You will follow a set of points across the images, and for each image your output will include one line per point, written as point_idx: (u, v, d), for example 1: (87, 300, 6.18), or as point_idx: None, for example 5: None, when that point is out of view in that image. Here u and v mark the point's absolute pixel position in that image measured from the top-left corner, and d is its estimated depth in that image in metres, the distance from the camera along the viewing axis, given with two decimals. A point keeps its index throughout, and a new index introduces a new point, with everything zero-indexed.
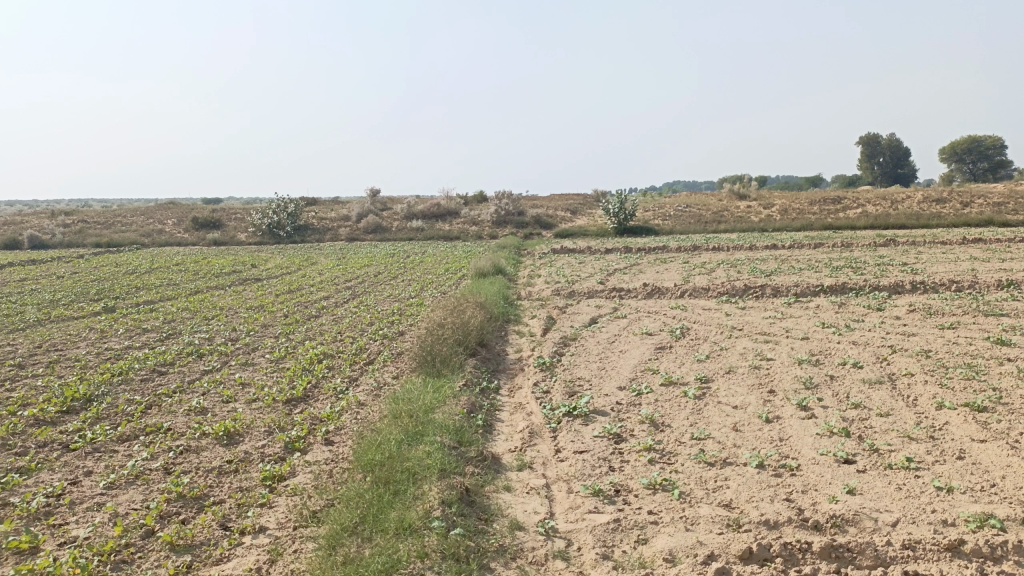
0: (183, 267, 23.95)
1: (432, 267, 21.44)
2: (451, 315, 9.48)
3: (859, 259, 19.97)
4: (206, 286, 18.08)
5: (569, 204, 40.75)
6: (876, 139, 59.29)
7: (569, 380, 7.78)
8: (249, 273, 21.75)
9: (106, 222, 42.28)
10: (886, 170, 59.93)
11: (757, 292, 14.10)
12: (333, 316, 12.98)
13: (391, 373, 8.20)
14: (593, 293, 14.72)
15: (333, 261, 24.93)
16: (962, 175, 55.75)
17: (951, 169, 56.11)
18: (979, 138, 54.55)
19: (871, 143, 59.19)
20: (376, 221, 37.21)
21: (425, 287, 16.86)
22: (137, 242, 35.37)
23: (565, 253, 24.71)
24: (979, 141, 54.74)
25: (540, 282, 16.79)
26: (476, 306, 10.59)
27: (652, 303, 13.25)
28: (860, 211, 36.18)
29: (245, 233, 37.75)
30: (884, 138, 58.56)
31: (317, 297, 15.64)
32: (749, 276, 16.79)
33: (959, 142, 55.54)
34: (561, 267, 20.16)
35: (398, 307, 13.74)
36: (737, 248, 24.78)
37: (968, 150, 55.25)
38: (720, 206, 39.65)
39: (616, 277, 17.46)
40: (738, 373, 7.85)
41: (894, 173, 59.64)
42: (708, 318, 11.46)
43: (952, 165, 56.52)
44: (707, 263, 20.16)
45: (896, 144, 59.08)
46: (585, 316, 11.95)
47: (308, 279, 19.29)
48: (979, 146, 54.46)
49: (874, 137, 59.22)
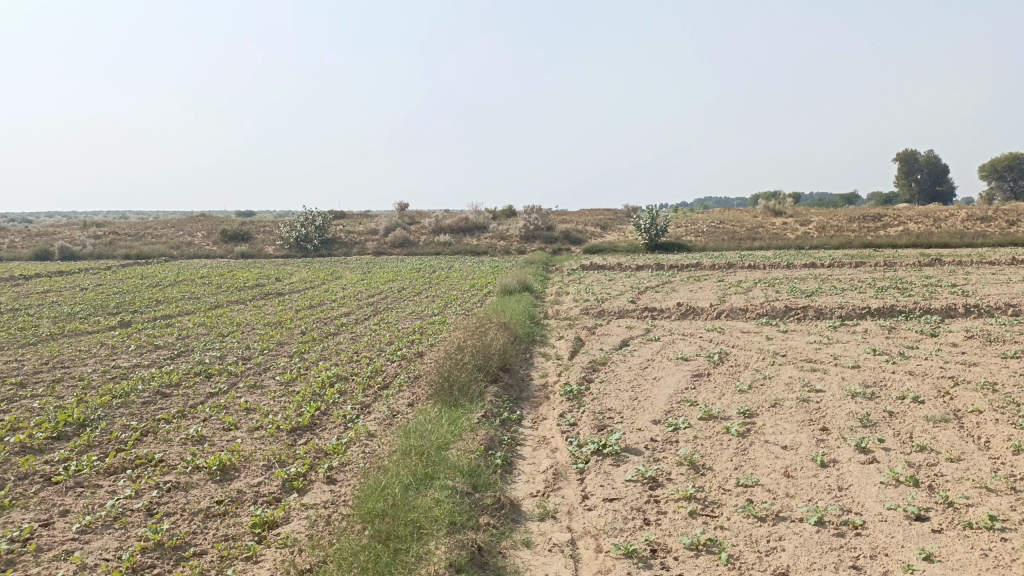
0: (207, 280, 23.74)
1: (458, 283, 20.93)
2: (474, 337, 8.87)
3: (905, 280, 19.02)
4: (226, 300, 17.74)
5: (599, 220, 40.12)
6: (914, 155, 57.89)
7: (599, 411, 7.12)
8: (272, 286, 21.44)
9: (137, 233, 42.58)
10: (924, 188, 58.40)
11: (798, 314, 13.31)
12: (352, 334, 12.47)
13: (407, 400, 7.61)
14: (624, 313, 14.04)
15: (358, 275, 24.55)
16: (1003, 193, 54.13)
17: (992, 187, 54.50)
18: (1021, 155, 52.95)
19: (908, 159, 57.82)
20: (404, 235, 36.89)
21: (450, 304, 16.31)
22: (166, 254, 35.47)
23: (594, 269, 24.08)
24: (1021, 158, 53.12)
25: (568, 300, 16.15)
26: (500, 327, 9.98)
27: (687, 325, 12.55)
28: (900, 229, 35.04)
29: (273, 246, 37.66)
30: (922, 155, 57.12)
31: (338, 313, 15.18)
32: (788, 296, 15.98)
33: (999, 159, 53.94)
34: (590, 284, 19.51)
35: (420, 326, 13.18)
36: (773, 267, 23.93)
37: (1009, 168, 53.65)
38: (754, 223, 38.69)
39: (647, 296, 16.76)
40: (786, 407, 7.13)
41: (932, 190, 58.14)
42: (748, 343, 10.73)
43: (993, 183, 54.91)
44: (743, 282, 19.36)
45: (935, 162, 57.58)
46: (616, 338, 11.28)
47: (330, 294, 18.86)
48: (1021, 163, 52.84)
49: (912, 154, 57.83)
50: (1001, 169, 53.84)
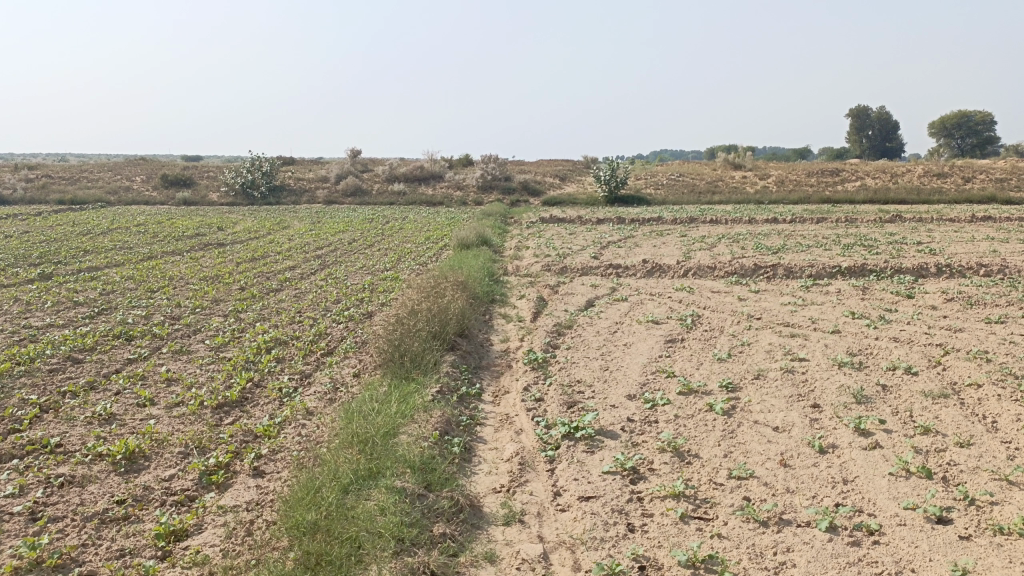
0: (143, 229, 22.33)
1: (412, 235, 19.95)
2: (427, 297, 8.03)
3: (869, 237, 18.66)
4: (161, 251, 16.48)
5: (558, 171, 39.22)
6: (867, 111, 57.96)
7: (567, 385, 6.40)
8: (213, 236, 20.17)
9: (71, 178, 40.25)
10: (876, 144, 58.70)
11: (768, 272, 12.74)
12: (296, 291, 11.51)
13: (352, 372, 6.78)
14: (587, 270, 13.32)
15: (306, 226, 23.36)
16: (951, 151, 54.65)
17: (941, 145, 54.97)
18: (970, 113, 53.33)
19: (862, 116, 57.90)
20: (356, 184, 35.51)
21: (403, 258, 15.38)
22: (102, 199, 33.56)
23: (554, 222, 23.32)
24: (970, 116, 53.53)
25: (529, 255, 15.35)
26: (456, 286, 9.13)
27: (655, 283, 11.88)
28: (858, 185, 34.90)
29: (218, 193, 35.95)
30: (875, 112, 57.26)
31: (283, 267, 14.15)
32: (755, 253, 15.42)
33: (948, 117, 54.25)
34: (550, 237, 18.74)
35: (371, 282, 12.28)
36: (735, 221, 23.44)
37: (958, 125, 54.08)
38: (714, 176, 38.19)
39: (610, 252, 16.07)
40: (771, 379, 6.50)
41: (884, 147, 58.47)
42: (720, 304, 10.09)
43: (941, 141, 55.39)
44: (707, 237, 18.79)
45: (888, 118, 57.74)
46: (581, 298, 10.55)
47: (276, 246, 17.75)
48: (969, 121, 53.28)
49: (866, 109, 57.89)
50: (951, 127, 54.22)
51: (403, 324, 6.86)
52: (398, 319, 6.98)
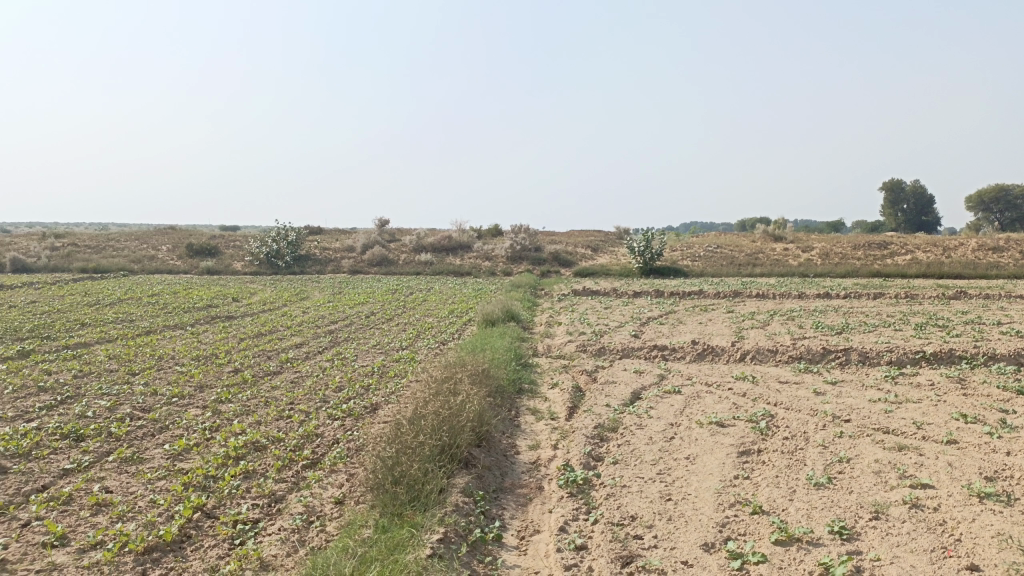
0: (155, 299, 21.28)
1: (435, 308, 18.56)
2: (436, 394, 6.45)
3: (938, 316, 16.82)
4: (162, 325, 15.20)
5: (590, 241, 38.00)
6: (901, 184, 56.33)
7: (618, 524, 4.75)
8: (224, 308, 18.93)
9: (97, 246, 39.87)
10: (911, 217, 56.80)
11: (840, 358, 11.01)
12: (294, 375, 10.03)
13: (334, 498, 5.19)
14: (628, 352, 11.71)
15: (325, 297, 22.13)
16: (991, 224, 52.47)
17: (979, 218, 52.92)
18: (1008, 186, 51.24)
19: (896, 188, 56.27)
20: (382, 253, 34.54)
21: (422, 336, 13.92)
22: (124, 269, 32.86)
23: (588, 295, 21.82)
24: (1008, 189, 51.37)
25: (562, 333, 13.81)
26: (475, 376, 7.56)
27: (710, 370, 10.23)
28: (909, 259, 33.04)
29: (242, 263, 35.15)
30: (912, 184, 55.58)
31: (288, 345, 12.73)
32: (816, 335, 13.71)
33: (987, 189, 52.36)
34: (584, 313, 17.21)
35: (382, 364, 10.78)
36: (784, 297, 21.74)
37: (997, 198, 52.08)
38: (753, 248, 36.57)
39: (652, 330, 14.48)
40: (897, 524, 4.78)
41: (919, 220, 56.54)
42: (794, 399, 8.40)
43: (980, 213, 53.37)
44: (757, 315, 17.13)
45: (924, 191, 55.94)
46: (625, 389, 8.93)
47: (288, 320, 16.43)
48: (1007, 195, 51.16)
49: (899, 182, 56.29)
50: (988, 201, 52.28)
51: (401, 436, 5.28)
52: (397, 428, 5.39)
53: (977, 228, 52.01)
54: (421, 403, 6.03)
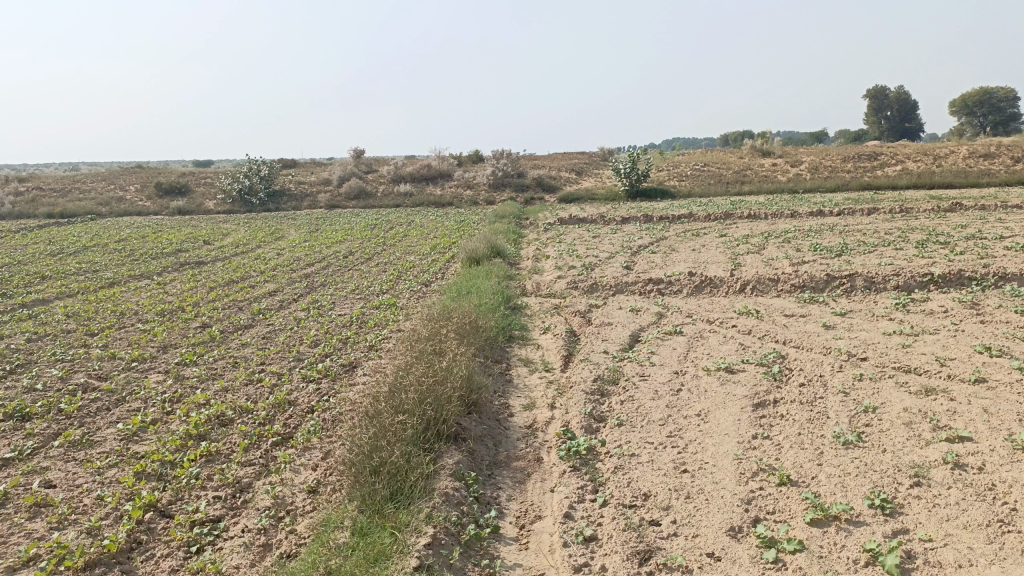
0: (123, 246, 20.32)
1: (416, 244, 17.79)
2: (416, 357, 5.80)
3: (937, 231, 16.24)
4: (127, 275, 14.37)
5: (573, 164, 36.96)
6: (885, 92, 55.13)
7: (630, 507, 4.17)
8: (196, 253, 18.07)
9: (63, 189, 38.41)
10: (893, 125, 55.82)
11: (845, 285, 10.41)
12: (267, 329, 9.33)
13: (306, 486, 4.57)
14: (622, 287, 11.07)
15: (301, 236, 21.25)
16: (974, 130, 51.63)
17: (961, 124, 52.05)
18: (992, 90, 50.17)
19: (880, 97, 55.10)
20: (360, 185, 33.44)
21: (403, 276, 13.21)
22: (93, 212, 31.67)
23: (574, 223, 21.07)
24: (993, 93, 50.30)
25: (550, 268, 13.14)
26: (459, 330, 6.89)
27: (711, 305, 9.62)
28: (899, 169, 32.35)
29: (214, 201, 33.95)
30: (897, 93, 54.41)
31: (261, 293, 11.98)
32: (816, 258, 13.10)
33: (970, 94, 51.27)
34: (571, 243, 16.51)
35: (361, 312, 10.08)
36: (776, 216, 21.09)
37: (980, 103, 51.08)
38: (740, 166, 35.69)
39: (644, 260, 13.83)
40: (944, 492, 4.21)
41: (902, 128, 55.63)
42: (805, 336, 7.82)
43: (962, 119, 52.48)
44: (751, 238, 16.48)
45: (907, 99, 54.81)
46: (623, 331, 8.31)
47: (262, 263, 15.62)
48: (991, 99, 50.16)
49: (883, 90, 55.09)
50: (972, 106, 51.17)
51: (376, 417, 4.66)
52: (371, 409, 4.78)
53: (962, 134, 51.15)
54: (400, 371, 5.38)
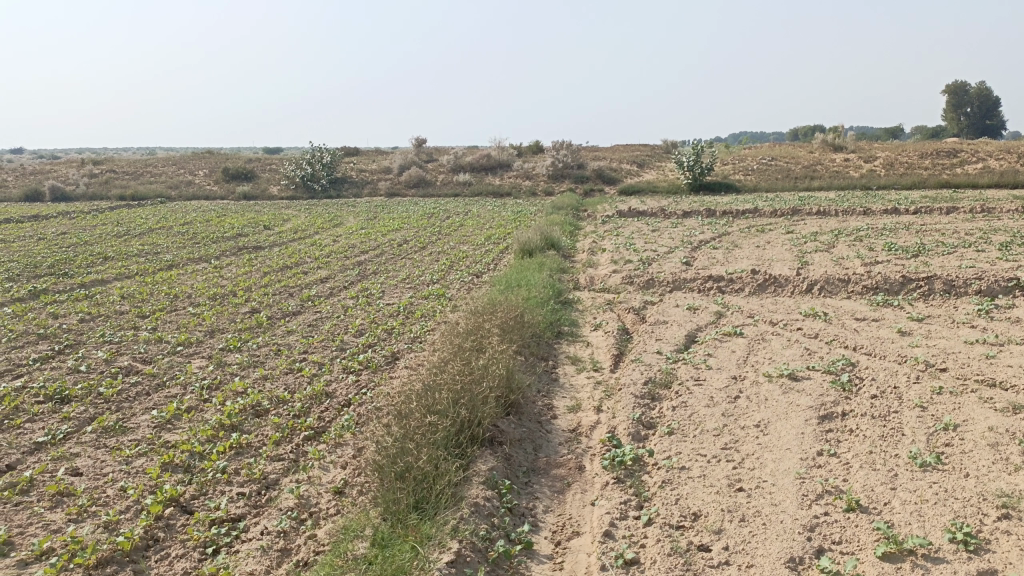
0: (186, 229, 20.67)
1: (472, 234, 17.57)
2: (455, 354, 5.53)
3: (1023, 233, 15.20)
4: (186, 258, 14.52)
5: (636, 156, 36.26)
6: (966, 86, 52.55)
7: (677, 528, 3.80)
8: (255, 238, 18.22)
9: (135, 173, 39.51)
10: (973, 121, 53.19)
11: (921, 288, 9.72)
12: (313, 317, 9.20)
13: (332, 486, 4.34)
14: (680, 283, 10.59)
15: (359, 223, 21.27)
16: None
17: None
18: None
19: (960, 92, 52.56)
20: (419, 174, 33.47)
21: (455, 266, 12.97)
22: (162, 196, 32.48)
23: (633, 216, 20.53)
24: None
25: (606, 261, 12.72)
26: (504, 326, 6.58)
27: (775, 305, 9.09)
28: (980, 167, 30.71)
29: (277, 187, 34.43)
30: (978, 87, 51.78)
31: (312, 279, 11.90)
32: (889, 259, 12.37)
33: None
34: (630, 236, 16.04)
35: (409, 302, 9.87)
36: (846, 213, 20.16)
37: None
38: (810, 160, 34.44)
39: (704, 256, 13.29)
40: None
41: (983, 125, 52.98)
42: (877, 343, 7.27)
43: None
44: (819, 235, 15.74)
45: (990, 94, 52.16)
46: (679, 331, 7.88)
47: (317, 249, 15.62)
48: None
49: (963, 85, 52.52)
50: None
51: (406, 419, 4.40)
52: (401, 410, 4.52)
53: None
54: (436, 368, 5.11)
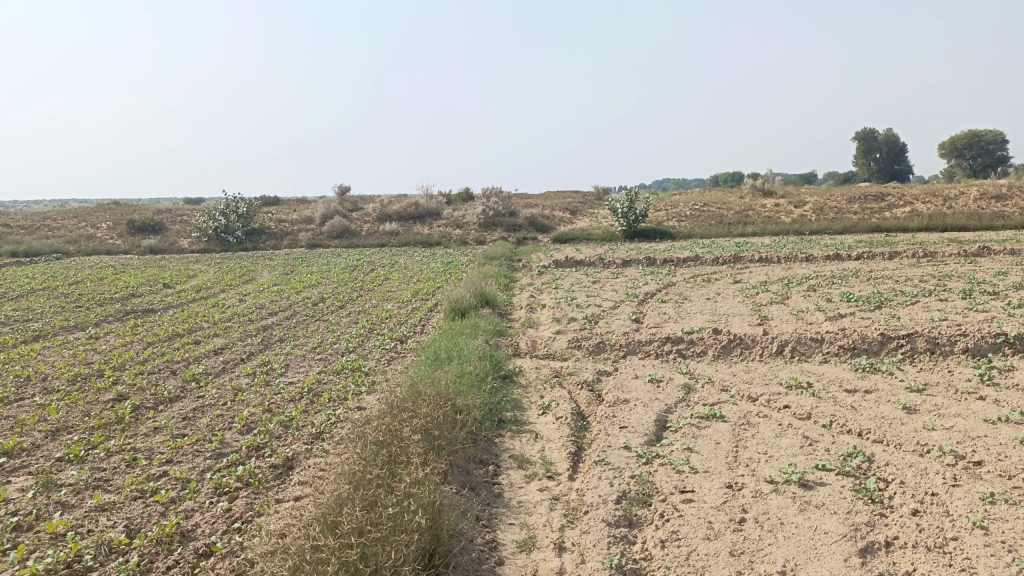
0: (74, 289, 18.37)
1: (397, 290, 15.97)
2: (355, 487, 3.96)
3: (976, 279, 14.48)
4: (59, 327, 12.41)
5: (568, 203, 35.35)
6: (874, 133, 54.10)
7: None
8: (150, 298, 16.15)
9: (30, 226, 36.44)
10: (883, 167, 54.64)
11: (904, 348, 8.57)
12: (193, 404, 7.40)
13: None
14: (634, 347, 9.23)
15: (273, 279, 19.38)
16: (962, 172, 50.12)
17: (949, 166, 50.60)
18: (980, 133, 48.79)
19: (869, 139, 54.02)
20: (343, 224, 31.74)
21: (376, 330, 11.32)
22: (58, 251, 29.74)
23: (571, 266, 19.31)
24: (980, 136, 48.99)
25: (547, 320, 11.30)
26: (426, 431, 5.02)
27: (751, 374, 7.78)
28: (908, 211, 30.84)
29: (188, 239, 32.09)
30: (887, 134, 53.31)
31: (204, 351, 10.07)
32: (853, 312, 11.31)
33: (958, 138, 49.82)
34: (570, 289, 14.71)
35: (317, 380, 8.19)
36: (790, 260, 19.38)
37: (968, 146, 49.59)
38: (741, 206, 34.14)
39: (655, 312, 12.02)
40: None
41: (891, 170, 54.48)
42: (886, 427, 5.96)
43: (951, 162, 50.95)
44: (770, 285, 14.73)
45: (898, 141, 53.81)
46: (645, 414, 6.44)
47: (219, 312, 13.72)
48: (980, 142, 48.70)
49: (872, 132, 54.04)
50: (961, 148, 49.73)
51: None
52: None
53: (952, 176, 49.82)
54: (323, 518, 3.53)
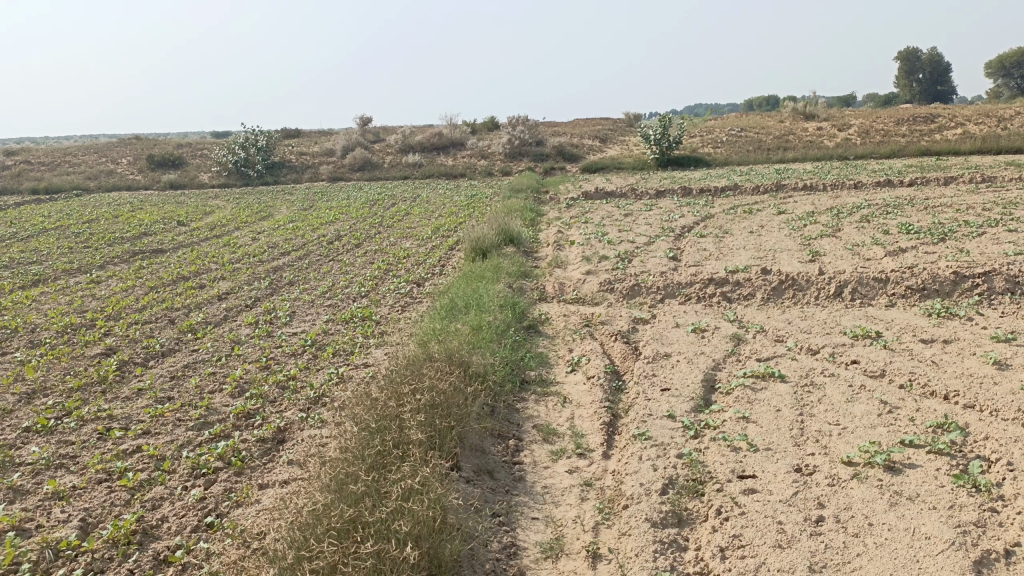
0: (88, 228, 17.80)
1: (418, 225, 15.13)
2: (339, 499, 3.23)
3: None
4: (63, 269, 11.79)
5: (596, 130, 33.93)
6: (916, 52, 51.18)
7: None
8: (163, 237, 15.49)
9: (51, 162, 35.99)
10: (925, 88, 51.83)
11: (980, 288, 7.54)
12: (183, 360, 6.68)
13: None
14: (673, 290, 8.33)
15: (290, 215, 18.61)
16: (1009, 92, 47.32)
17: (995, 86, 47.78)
18: None
19: (911, 59, 51.16)
20: (365, 156, 30.77)
21: (392, 271, 10.51)
22: (79, 188, 29.25)
23: (602, 198, 18.26)
24: None
25: (576, 259, 10.40)
26: (430, 408, 4.23)
27: (809, 321, 6.85)
28: (959, 133, 28.98)
29: (208, 174, 31.41)
30: (931, 53, 50.38)
31: (207, 296, 9.35)
32: (913, 246, 10.24)
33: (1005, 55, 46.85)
34: (600, 223, 13.74)
35: (322, 330, 7.44)
36: (836, 188, 18.11)
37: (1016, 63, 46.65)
38: (780, 131, 32.46)
39: (693, 247, 11.04)
40: None
41: (933, 91, 51.69)
42: (977, 388, 5.04)
43: (997, 81, 48.10)
44: (817, 216, 13.60)
45: (942, 60, 50.89)
46: (690, 373, 5.59)
47: (230, 251, 13.01)
48: None
49: (915, 51, 51.12)
50: (1009, 66, 46.83)
51: None
52: None
53: (1000, 96, 47.06)
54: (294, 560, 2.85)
